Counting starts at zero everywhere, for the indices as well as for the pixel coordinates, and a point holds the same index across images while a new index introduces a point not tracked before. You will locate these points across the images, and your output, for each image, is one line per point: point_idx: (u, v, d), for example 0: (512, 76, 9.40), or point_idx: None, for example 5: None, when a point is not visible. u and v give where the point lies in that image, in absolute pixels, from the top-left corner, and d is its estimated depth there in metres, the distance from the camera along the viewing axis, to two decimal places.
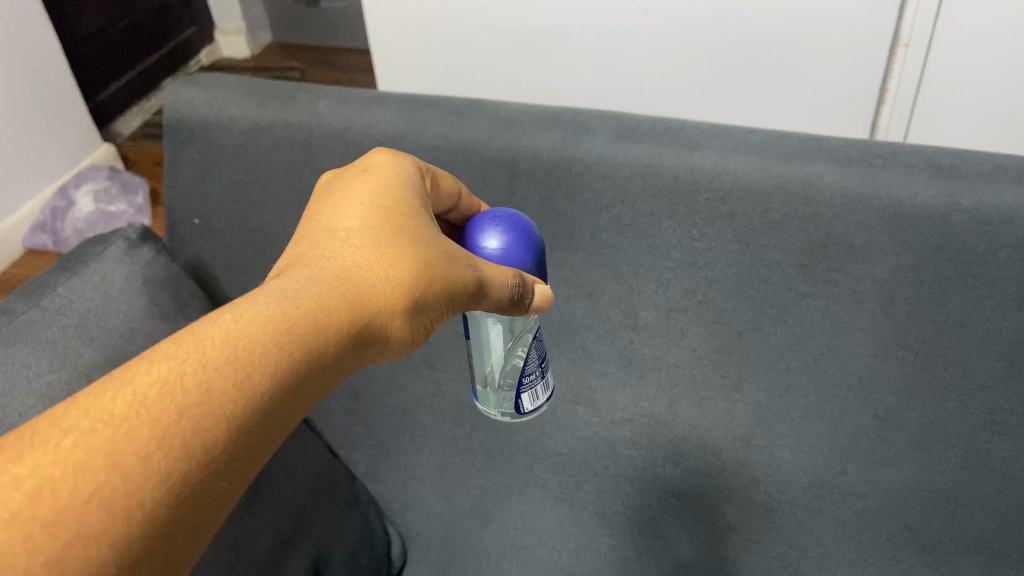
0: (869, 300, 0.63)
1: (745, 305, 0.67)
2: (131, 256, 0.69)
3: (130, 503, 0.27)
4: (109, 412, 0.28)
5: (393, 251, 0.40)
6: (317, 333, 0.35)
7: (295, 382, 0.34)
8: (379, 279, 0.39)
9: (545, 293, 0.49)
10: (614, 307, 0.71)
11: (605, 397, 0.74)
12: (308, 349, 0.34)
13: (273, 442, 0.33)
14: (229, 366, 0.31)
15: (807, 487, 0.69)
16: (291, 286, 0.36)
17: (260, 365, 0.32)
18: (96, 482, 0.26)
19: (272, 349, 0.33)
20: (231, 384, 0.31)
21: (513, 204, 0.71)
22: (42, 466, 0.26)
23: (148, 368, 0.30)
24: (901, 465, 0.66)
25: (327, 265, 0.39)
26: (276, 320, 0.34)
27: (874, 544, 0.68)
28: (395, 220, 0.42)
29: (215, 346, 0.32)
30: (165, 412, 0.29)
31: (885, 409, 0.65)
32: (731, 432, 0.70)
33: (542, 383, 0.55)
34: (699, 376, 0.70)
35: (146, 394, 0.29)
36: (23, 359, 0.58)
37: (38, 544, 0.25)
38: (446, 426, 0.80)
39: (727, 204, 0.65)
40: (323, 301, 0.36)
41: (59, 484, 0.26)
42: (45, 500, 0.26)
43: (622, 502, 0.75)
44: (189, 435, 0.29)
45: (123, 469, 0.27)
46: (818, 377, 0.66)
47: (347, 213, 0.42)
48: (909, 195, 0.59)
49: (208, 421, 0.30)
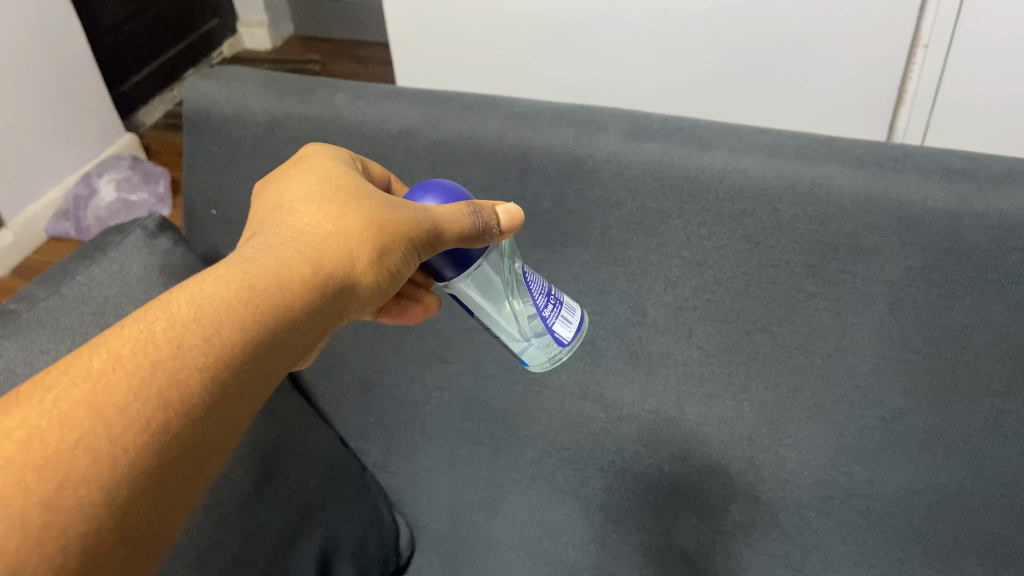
0: (878, 303, 0.63)
1: (753, 305, 0.67)
2: (149, 244, 0.70)
3: (115, 449, 0.31)
4: (87, 369, 0.32)
5: (343, 212, 0.45)
6: (276, 285, 0.39)
7: (265, 333, 0.38)
8: (329, 231, 0.44)
9: (511, 213, 0.52)
10: (623, 304, 0.72)
11: (613, 393, 0.75)
12: (269, 302, 0.38)
13: (253, 391, 0.37)
14: (196, 323, 0.36)
15: (813, 487, 0.69)
16: (252, 255, 0.41)
17: (226, 322, 0.36)
18: (81, 430, 0.30)
19: (235, 307, 0.37)
20: (200, 340, 0.35)
21: (524, 200, 0.71)
22: (30, 419, 0.30)
23: (121, 333, 0.34)
24: (909, 467, 0.66)
25: (283, 233, 0.43)
26: (235, 282, 0.38)
27: (879, 545, 0.68)
28: (344, 190, 0.46)
29: (180, 308, 0.36)
30: (139, 367, 0.33)
31: (892, 411, 0.65)
32: (737, 431, 0.71)
33: (565, 311, 0.56)
34: (706, 374, 0.70)
35: (120, 353, 0.33)
36: (42, 345, 0.60)
37: (32, 486, 0.29)
38: (454, 418, 0.81)
39: (737, 204, 0.64)
40: (281, 261, 0.41)
41: (46, 433, 0.30)
42: (34, 447, 0.30)
43: (625, 497, 0.76)
44: (163, 386, 0.33)
45: (104, 418, 0.31)
46: (825, 378, 0.66)
47: (296, 191, 0.47)
48: (920, 199, 0.59)
49: (181, 372, 0.34)
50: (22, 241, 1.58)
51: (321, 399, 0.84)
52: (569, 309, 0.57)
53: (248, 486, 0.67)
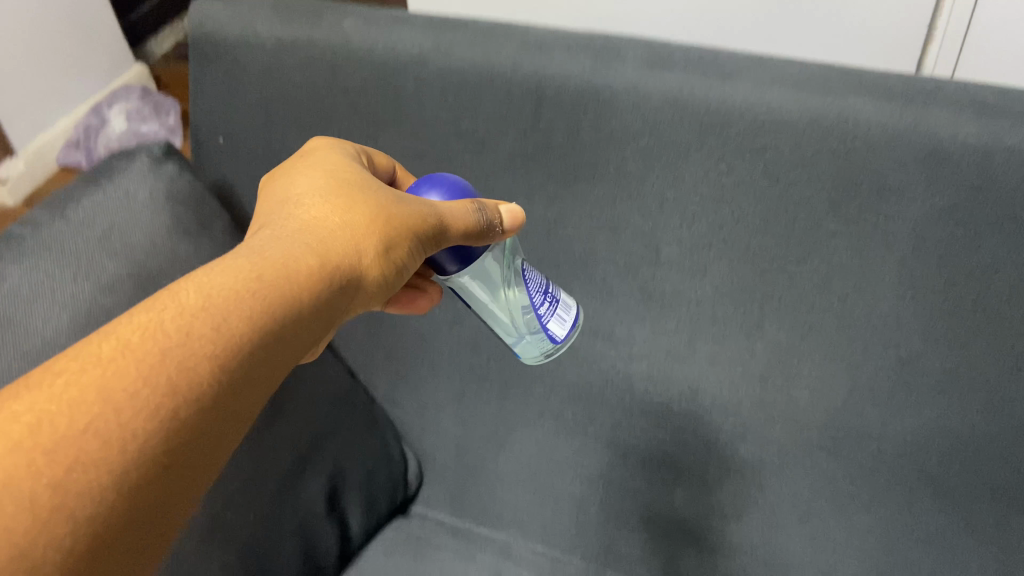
0: (900, 243, 0.61)
1: (771, 243, 0.65)
2: (155, 170, 0.69)
3: (124, 435, 0.31)
4: (96, 355, 0.32)
5: (348, 203, 0.45)
6: (284, 278, 0.39)
7: (274, 324, 0.38)
8: (336, 224, 0.44)
9: (515, 214, 0.53)
10: (636, 242, 0.70)
11: (624, 332, 0.74)
12: (277, 294, 0.38)
13: (261, 385, 0.37)
14: (205, 312, 0.35)
15: (823, 428, 0.69)
16: (259, 247, 0.41)
17: (235, 312, 0.36)
18: (91, 414, 0.31)
19: (244, 297, 0.37)
20: (209, 329, 0.35)
21: (537, 131, 0.69)
22: (40, 403, 0.30)
23: (131, 320, 0.34)
24: (923, 409, 0.65)
25: (289, 225, 0.43)
26: (244, 272, 0.38)
27: (888, 488, 0.68)
28: (348, 180, 0.47)
29: (189, 296, 0.36)
30: (148, 354, 0.33)
31: (909, 352, 0.64)
32: (750, 371, 0.70)
33: (561, 308, 0.56)
34: (720, 313, 0.69)
35: (129, 339, 0.33)
36: (48, 270, 0.60)
37: (41, 468, 0.29)
38: (463, 352, 0.81)
39: (757, 138, 0.62)
40: (288, 253, 0.41)
41: (56, 417, 0.30)
42: (44, 430, 0.30)
43: (634, 435, 0.77)
44: (172, 373, 0.33)
45: (113, 404, 0.31)
46: (841, 319, 0.65)
47: (300, 181, 0.47)
48: (950, 134, 0.57)
49: (190, 360, 0.34)
50: (36, 171, 1.57)
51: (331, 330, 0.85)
52: (565, 305, 0.57)
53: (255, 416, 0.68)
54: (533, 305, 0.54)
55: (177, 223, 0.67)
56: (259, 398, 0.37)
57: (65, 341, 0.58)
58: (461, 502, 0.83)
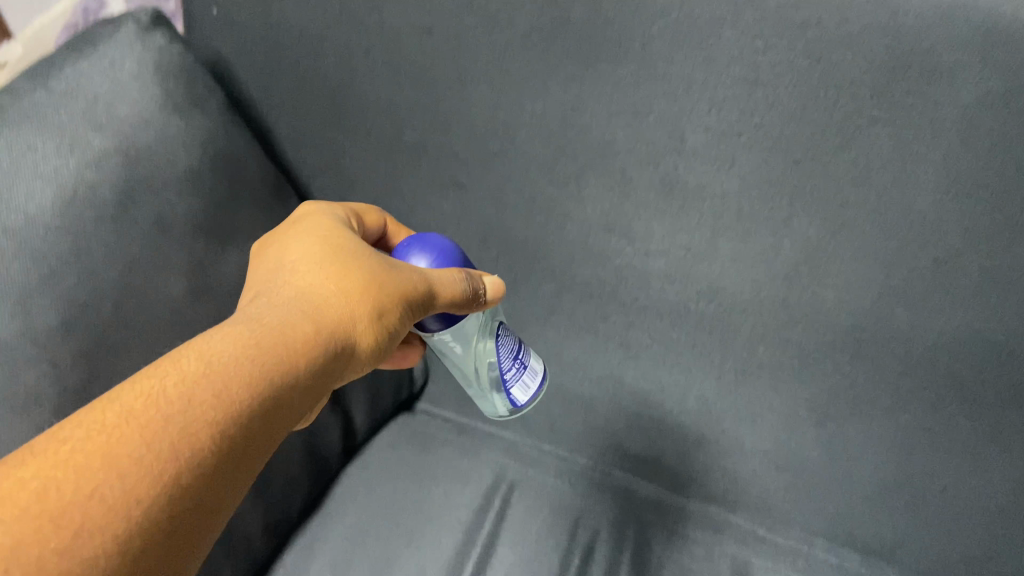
0: (946, 132, 0.54)
1: (807, 131, 0.58)
2: (141, 41, 0.62)
3: (128, 501, 0.30)
4: (100, 423, 0.31)
5: (345, 265, 0.45)
6: (282, 344, 0.39)
7: (275, 391, 0.37)
8: (335, 286, 0.44)
9: (497, 286, 0.56)
10: (659, 130, 0.62)
11: (642, 228, 0.68)
12: (277, 359, 0.38)
13: (260, 455, 0.36)
14: (207, 377, 0.35)
15: (848, 330, 0.65)
16: (256, 314, 0.40)
17: (237, 376, 0.36)
18: (94, 481, 0.30)
19: (245, 362, 0.37)
20: (211, 395, 0.34)
21: (554, 10, 0.58)
22: (45, 470, 0.29)
23: (134, 385, 0.33)
24: (958, 311, 0.60)
25: (285, 291, 0.43)
26: (245, 338, 0.38)
27: (914, 390, 0.65)
28: (342, 241, 0.47)
29: (191, 362, 0.35)
30: (151, 420, 0.32)
31: (947, 251, 0.59)
32: (774, 269, 0.65)
33: (528, 374, 0.61)
34: (746, 209, 0.64)
35: (132, 407, 0.32)
36: (29, 140, 0.54)
37: (48, 535, 0.28)
38: (472, 248, 0.77)
39: (799, 12, 0.53)
40: (286, 320, 0.40)
41: (61, 485, 0.29)
42: (51, 497, 0.29)
43: (647, 335, 0.74)
44: (175, 440, 0.32)
45: (118, 468, 0.30)
46: (877, 214, 0.59)
47: (294, 245, 0.47)
48: (1009, 10, 0.49)
49: (194, 425, 0.33)
50: None
51: None
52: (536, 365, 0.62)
53: None
54: (500, 362, 0.59)
55: (168, 98, 0.62)
56: (256, 468, 0.36)
57: (49, 216, 0.53)
58: (468, 403, 0.88)
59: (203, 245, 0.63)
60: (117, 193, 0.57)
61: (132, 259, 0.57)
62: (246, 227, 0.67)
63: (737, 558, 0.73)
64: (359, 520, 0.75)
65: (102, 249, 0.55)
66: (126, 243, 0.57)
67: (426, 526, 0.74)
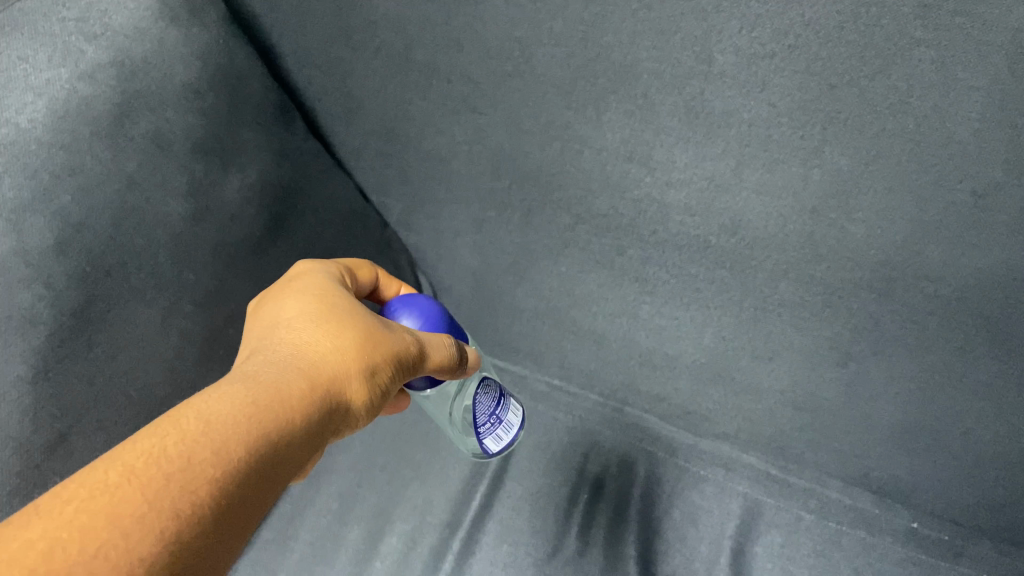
0: (995, 55, 0.47)
1: (844, 53, 0.51)
2: None
3: (132, 559, 0.32)
4: (104, 481, 0.34)
5: (336, 327, 0.47)
6: (278, 401, 0.41)
7: (271, 442, 0.39)
8: (328, 349, 0.46)
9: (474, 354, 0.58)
10: (685, 51, 0.56)
11: (663, 156, 0.64)
12: (273, 416, 0.40)
13: (259, 510, 0.38)
14: (206, 436, 0.37)
15: (877, 267, 0.61)
16: (253, 373, 0.43)
17: (235, 434, 0.38)
18: (100, 540, 0.31)
19: (242, 419, 0.39)
20: (210, 452, 0.37)
21: None
22: (49, 531, 0.31)
23: (135, 446, 0.36)
24: (994, 249, 0.55)
25: (280, 352, 0.45)
26: (242, 397, 0.40)
27: (941, 331, 0.61)
28: (333, 305, 0.49)
29: (191, 423, 0.37)
30: (153, 478, 0.34)
31: (988, 185, 0.53)
32: (801, 203, 0.61)
33: (502, 429, 0.65)
34: (774, 138, 0.58)
35: (134, 465, 0.34)
36: (19, 50, 0.50)
37: None
38: (484, 176, 0.74)
39: None
40: (281, 380, 0.42)
41: (66, 542, 0.31)
42: (55, 555, 0.30)
43: (665, 270, 0.71)
44: (175, 497, 0.34)
45: (121, 527, 0.32)
46: (915, 145, 0.54)
47: (286, 309, 0.49)
48: None
49: (194, 483, 0.35)
50: None
51: (341, 149, 0.81)
52: (514, 415, 0.66)
53: (261, 230, 0.65)
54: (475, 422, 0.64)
55: (164, 7, 0.56)
56: (256, 526, 0.38)
57: (39, 127, 0.50)
58: (478, 336, 0.89)
59: (203, 168, 0.59)
60: (114, 106, 0.53)
61: (129, 177, 0.54)
62: (249, 148, 0.63)
63: (747, 497, 0.74)
64: (371, 452, 0.77)
65: (97, 166, 0.52)
66: (123, 160, 0.54)
67: (436, 458, 0.76)
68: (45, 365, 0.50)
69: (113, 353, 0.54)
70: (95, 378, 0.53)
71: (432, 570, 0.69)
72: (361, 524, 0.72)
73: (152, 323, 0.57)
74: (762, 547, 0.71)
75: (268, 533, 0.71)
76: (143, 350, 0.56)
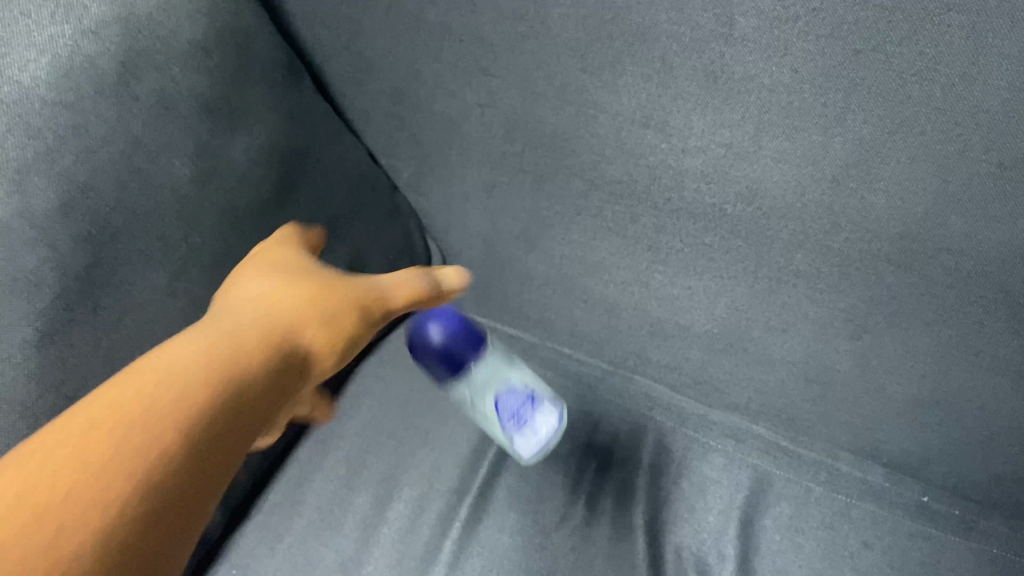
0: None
1: (871, 18, 0.51)
2: None
3: (107, 494, 0.31)
4: (66, 435, 0.33)
5: (291, 286, 0.46)
6: (236, 349, 0.40)
7: (236, 379, 0.38)
8: (284, 303, 0.45)
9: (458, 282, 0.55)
10: (706, 13, 0.55)
11: (680, 122, 0.62)
12: (234, 359, 0.39)
13: (239, 444, 0.37)
14: (166, 381, 0.36)
15: (896, 240, 0.59)
16: (210, 330, 0.41)
17: (197, 376, 0.37)
18: (71, 480, 0.31)
19: (202, 364, 0.38)
20: (173, 392, 0.36)
21: None
22: (18, 482, 0.31)
23: (93, 403, 0.35)
24: (1017, 222, 0.54)
25: (236, 313, 0.44)
26: (199, 350, 0.39)
27: (959, 305, 0.60)
28: (284, 270, 0.48)
29: (148, 374, 0.37)
30: (115, 420, 0.34)
31: (1014, 156, 0.52)
32: (821, 172, 0.59)
33: (531, 433, 0.70)
34: (795, 104, 0.57)
35: (95, 416, 0.34)
36: (20, 6, 0.48)
37: (25, 531, 0.29)
38: (496, 140, 0.73)
39: None
40: (238, 332, 0.41)
41: (36, 490, 0.31)
42: (24, 501, 0.30)
43: (678, 239, 0.70)
44: (144, 433, 0.34)
45: (91, 467, 0.32)
46: (941, 113, 0.52)
47: (242, 280, 0.48)
48: None
49: (159, 419, 0.34)
50: None
51: (350, 111, 0.79)
52: (545, 419, 0.70)
53: (268, 194, 0.64)
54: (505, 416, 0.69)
55: None
56: (239, 463, 0.37)
57: (43, 84, 0.49)
58: (487, 301, 0.87)
59: (209, 127, 0.58)
60: (119, 63, 0.52)
61: (134, 137, 0.53)
62: (256, 108, 0.61)
63: (757, 468, 0.73)
64: (377, 417, 0.77)
65: (102, 125, 0.51)
66: (128, 120, 0.53)
67: (443, 424, 0.76)
68: (50, 330, 0.50)
69: (118, 317, 0.54)
70: (100, 342, 0.53)
71: (436, 537, 0.68)
72: (367, 488, 0.72)
73: (156, 288, 0.56)
74: (771, 520, 0.70)
75: (276, 496, 0.72)
76: (147, 314, 0.56)
